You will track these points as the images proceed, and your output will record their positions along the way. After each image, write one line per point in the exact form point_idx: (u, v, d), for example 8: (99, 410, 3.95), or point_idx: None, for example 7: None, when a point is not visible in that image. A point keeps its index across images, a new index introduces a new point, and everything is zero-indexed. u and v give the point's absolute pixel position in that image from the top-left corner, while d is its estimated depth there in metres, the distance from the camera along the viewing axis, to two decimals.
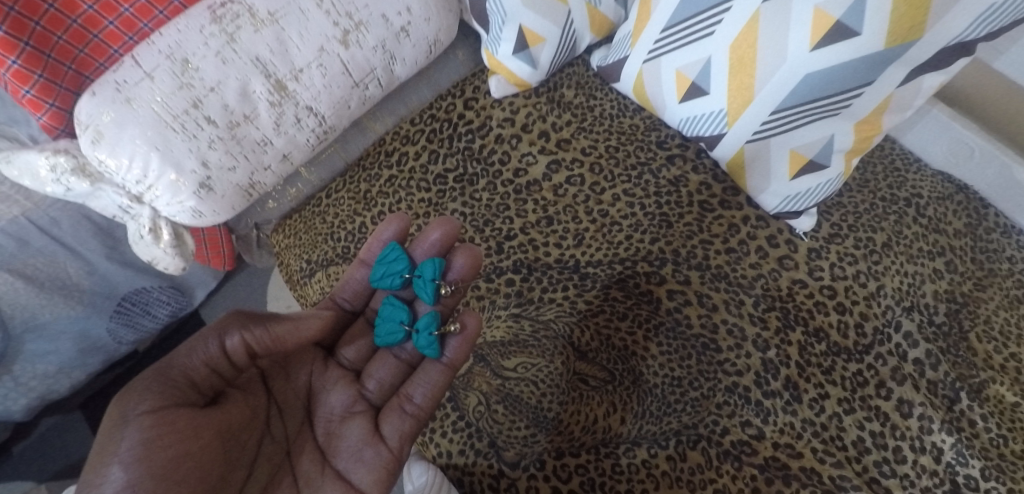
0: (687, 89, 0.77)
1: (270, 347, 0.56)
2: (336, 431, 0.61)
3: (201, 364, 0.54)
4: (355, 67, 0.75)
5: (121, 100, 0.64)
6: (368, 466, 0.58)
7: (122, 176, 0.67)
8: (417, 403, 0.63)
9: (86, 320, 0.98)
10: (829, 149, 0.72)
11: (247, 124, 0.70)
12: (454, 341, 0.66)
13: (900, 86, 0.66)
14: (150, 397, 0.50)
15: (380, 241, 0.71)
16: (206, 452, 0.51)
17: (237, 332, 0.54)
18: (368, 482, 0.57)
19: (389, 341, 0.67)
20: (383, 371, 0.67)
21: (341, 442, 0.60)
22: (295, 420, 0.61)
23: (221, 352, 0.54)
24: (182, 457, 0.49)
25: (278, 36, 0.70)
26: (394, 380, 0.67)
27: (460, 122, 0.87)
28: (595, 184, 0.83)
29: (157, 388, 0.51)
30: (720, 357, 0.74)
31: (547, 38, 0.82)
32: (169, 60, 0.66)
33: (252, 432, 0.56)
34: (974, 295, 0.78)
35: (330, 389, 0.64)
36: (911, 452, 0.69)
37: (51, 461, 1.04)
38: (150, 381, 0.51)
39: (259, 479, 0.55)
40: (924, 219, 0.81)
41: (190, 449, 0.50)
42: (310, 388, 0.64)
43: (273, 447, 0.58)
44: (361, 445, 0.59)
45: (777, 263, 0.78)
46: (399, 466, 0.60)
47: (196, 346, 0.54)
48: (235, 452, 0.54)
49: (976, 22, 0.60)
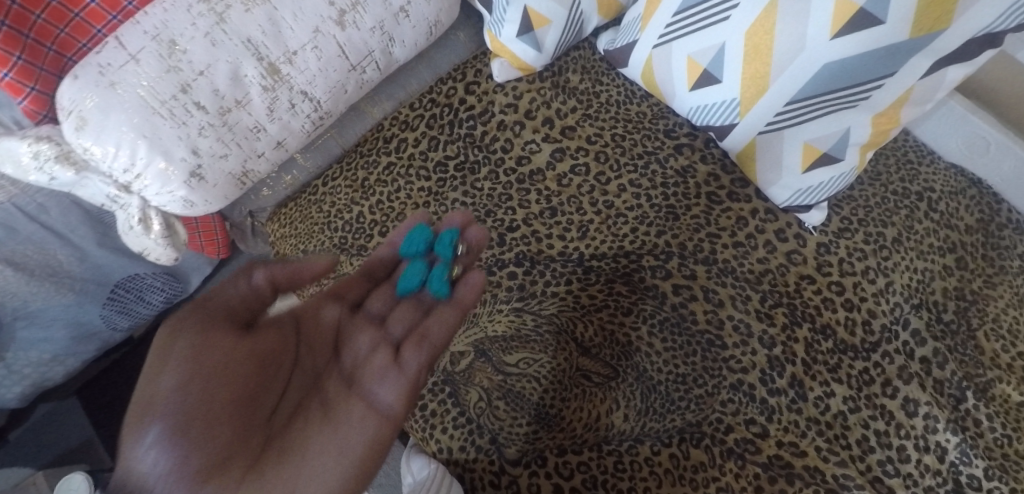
0: (698, 77, 0.74)
1: (291, 285, 0.54)
2: (362, 360, 0.55)
3: (237, 296, 0.52)
4: (351, 49, 0.71)
5: (105, 84, 0.61)
6: (390, 386, 0.52)
7: (109, 164, 0.63)
8: (430, 334, 0.57)
9: (78, 307, 0.95)
10: (845, 142, 0.69)
11: (239, 109, 0.67)
12: (462, 286, 0.62)
13: (922, 79, 0.63)
14: (188, 321, 0.48)
15: (408, 222, 0.68)
16: (240, 375, 0.48)
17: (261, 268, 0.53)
18: (389, 400, 0.51)
19: (407, 290, 0.62)
20: (404, 314, 0.59)
21: (365, 368, 0.54)
22: (324, 353, 0.56)
23: (252, 289, 0.53)
24: (216, 376, 0.46)
25: (270, 16, 0.66)
26: (416, 319, 0.59)
27: (462, 107, 0.84)
28: (600, 174, 0.80)
29: (194, 312, 0.49)
30: (726, 354, 0.73)
31: (553, 20, 0.78)
32: (155, 41, 0.62)
33: (283, 364, 0.53)
34: (984, 293, 0.77)
35: (357, 328, 0.58)
36: (915, 451, 0.69)
37: (48, 448, 1.04)
38: (189, 308, 0.49)
39: (290, 406, 0.51)
40: (936, 214, 0.79)
41: (223, 369, 0.47)
42: (338, 325, 0.58)
43: (303, 380, 0.53)
44: (382, 368, 0.53)
45: (785, 258, 0.76)
46: (416, 389, 0.54)
47: (232, 280, 0.52)
48: (269, 380, 0.51)
49: (1006, 13, 0.57)
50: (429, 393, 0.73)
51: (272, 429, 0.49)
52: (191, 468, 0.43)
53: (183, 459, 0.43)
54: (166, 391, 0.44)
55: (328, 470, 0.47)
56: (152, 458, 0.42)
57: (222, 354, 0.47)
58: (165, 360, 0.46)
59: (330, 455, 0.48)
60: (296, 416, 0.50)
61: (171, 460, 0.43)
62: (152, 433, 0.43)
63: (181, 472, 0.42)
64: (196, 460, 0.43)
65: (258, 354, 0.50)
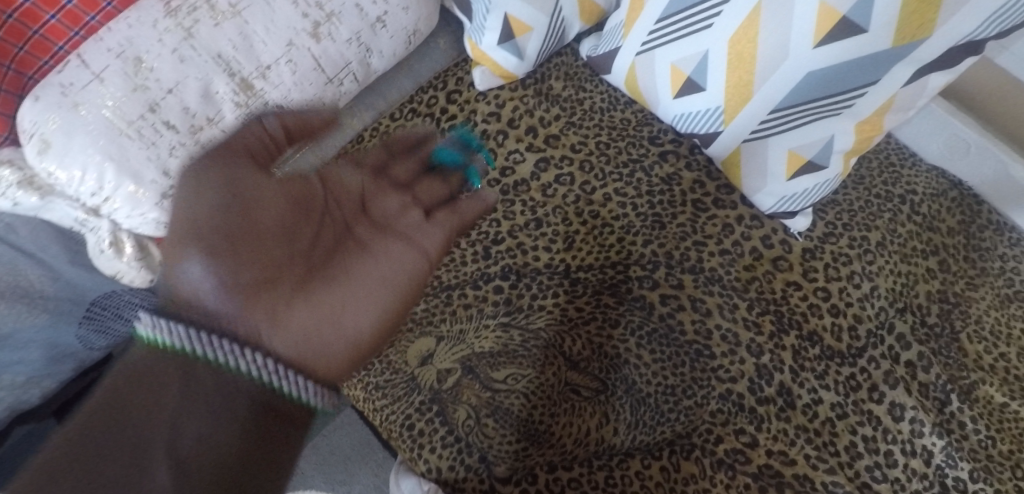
0: (682, 84, 0.73)
1: (300, 135, 0.56)
2: (391, 216, 0.61)
3: (252, 138, 0.53)
4: (327, 62, 0.69)
5: (68, 105, 0.58)
6: (418, 244, 0.60)
7: (75, 189, 0.60)
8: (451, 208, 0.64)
9: (52, 328, 0.78)
10: (829, 149, 0.69)
11: (212, 127, 0.64)
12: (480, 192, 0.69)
13: (905, 85, 0.63)
14: (216, 169, 0.51)
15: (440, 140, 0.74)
16: (277, 221, 0.53)
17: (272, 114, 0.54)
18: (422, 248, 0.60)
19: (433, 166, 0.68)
20: (425, 188, 0.65)
21: (395, 224, 0.61)
22: (351, 209, 0.61)
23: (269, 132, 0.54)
24: (253, 224, 0.51)
25: (240, 30, 0.64)
26: (441, 197, 0.65)
27: (444, 117, 0.82)
28: (585, 183, 0.80)
29: (219, 161, 0.51)
30: (714, 363, 0.72)
31: (534, 28, 0.76)
32: (120, 59, 0.59)
33: (312, 214, 0.57)
34: (966, 295, 0.78)
35: (382, 193, 0.63)
36: (902, 455, 0.69)
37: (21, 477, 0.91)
38: (210, 157, 0.51)
39: (331, 247, 0.57)
40: (918, 217, 0.80)
41: (258, 217, 0.52)
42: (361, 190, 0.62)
43: (336, 227, 0.59)
44: (411, 223, 0.61)
45: (771, 265, 0.76)
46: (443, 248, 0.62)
47: (246, 124, 0.53)
48: (306, 228, 0.56)
49: (988, 21, 0.57)
50: (417, 413, 0.71)
51: (312, 262, 0.55)
52: (240, 281, 0.49)
53: (226, 277, 0.49)
54: (203, 215, 0.49)
55: (370, 295, 0.56)
56: (196, 270, 0.48)
57: (253, 191, 0.52)
58: (200, 196, 0.49)
59: (369, 283, 0.56)
60: (336, 254, 0.57)
61: (216, 282, 0.48)
62: (195, 247, 0.48)
63: (228, 287, 0.48)
64: (241, 275, 0.50)
65: (296, 195, 0.56)
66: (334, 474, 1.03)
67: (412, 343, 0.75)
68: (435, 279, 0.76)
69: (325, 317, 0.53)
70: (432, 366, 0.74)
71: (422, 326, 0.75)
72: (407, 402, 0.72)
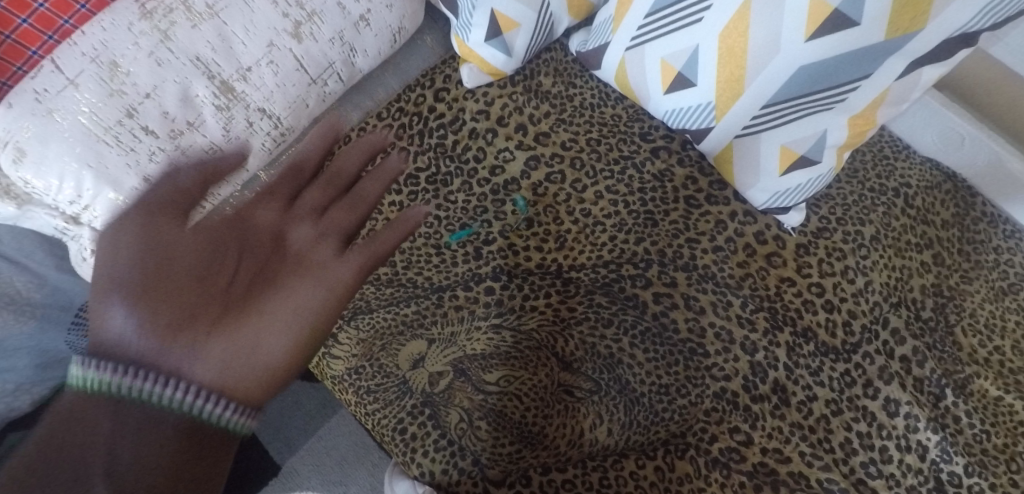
0: (672, 80, 0.71)
1: (220, 179, 0.52)
2: (316, 240, 0.51)
3: (174, 189, 0.49)
4: (310, 62, 0.68)
5: (43, 112, 0.57)
6: (345, 261, 0.50)
7: (53, 197, 0.60)
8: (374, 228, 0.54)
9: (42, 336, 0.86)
10: (821, 144, 0.68)
11: (193, 132, 0.63)
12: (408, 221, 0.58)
13: (898, 79, 0.62)
14: (130, 220, 0.46)
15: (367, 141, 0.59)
16: (188, 258, 0.46)
17: (190, 166, 0.51)
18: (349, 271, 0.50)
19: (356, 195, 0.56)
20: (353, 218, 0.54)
21: (318, 249, 0.51)
22: (268, 235, 0.50)
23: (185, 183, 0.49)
24: (164, 267, 0.45)
25: (219, 31, 0.62)
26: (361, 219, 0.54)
27: (432, 116, 0.80)
28: (576, 181, 0.78)
29: (137, 212, 0.46)
30: (708, 362, 0.72)
31: (522, 23, 0.75)
32: (95, 64, 0.58)
33: (228, 250, 0.48)
34: (960, 288, 0.78)
35: (300, 221, 0.52)
36: (897, 451, 0.69)
37: None
38: (124, 212, 0.47)
39: (250, 279, 0.48)
40: (912, 210, 0.79)
41: (170, 255, 0.45)
42: (281, 215, 0.52)
43: (254, 258, 0.49)
44: (339, 246, 0.52)
45: (765, 261, 0.75)
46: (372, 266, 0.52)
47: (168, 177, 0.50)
48: (220, 263, 0.47)
49: (982, 13, 0.56)
50: (409, 416, 0.71)
51: (228, 301, 0.46)
52: (156, 323, 0.43)
53: (144, 323, 0.43)
54: (121, 267, 0.44)
55: (288, 328, 0.47)
56: (116, 320, 0.43)
57: (173, 236, 0.46)
58: (115, 250, 0.45)
59: (286, 315, 0.47)
60: (255, 289, 0.47)
61: (134, 326, 0.43)
62: (117, 298, 0.43)
63: (145, 334, 0.43)
64: (160, 318, 0.43)
65: (206, 227, 0.49)
66: (330, 477, 0.99)
67: (403, 346, 0.74)
68: (427, 281, 0.76)
69: (241, 354, 0.45)
70: (424, 369, 0.73)
71: (413, 329, 0.75)
72: (399, 406, 0.72)
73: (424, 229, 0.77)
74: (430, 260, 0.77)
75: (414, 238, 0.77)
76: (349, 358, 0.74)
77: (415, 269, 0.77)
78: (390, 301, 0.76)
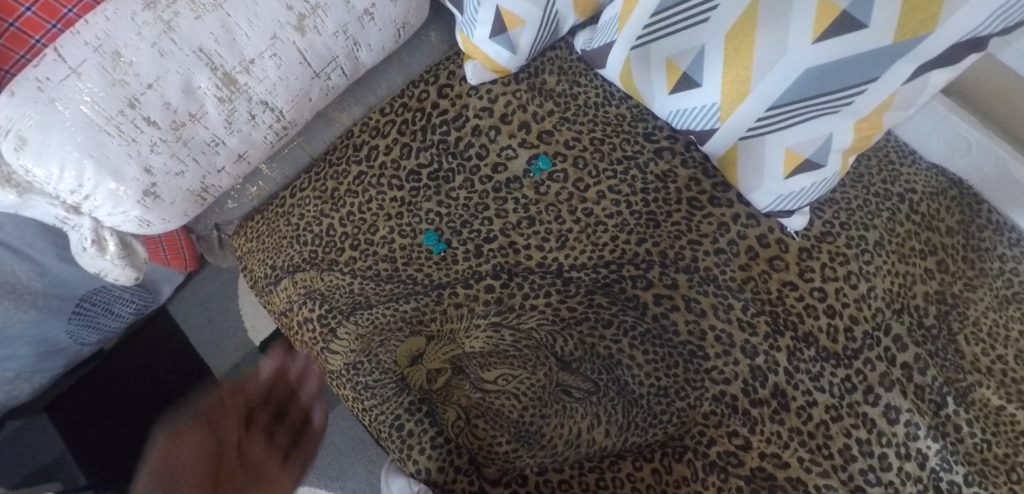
0: (678, 80, 0.71)
1: (219, 409, 0.78)
2: (245, 443, 0.75)
3: (191, 451, 0.73)
4: (314, 55, 0.68)
5: (44, 100, 0.57)
6: (285, 472, 0.75)
7: (54, 186, 0.60)
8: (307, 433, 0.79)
9: (43, 324, 0.92)
10: (827, 147, 0.67)
11: (194, 123, 0.63)
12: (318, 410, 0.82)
13: (906, 83, 0.61)
14: (184, 448, 0.74)
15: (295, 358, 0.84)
16: (200, 477, 0.71)
17: (185, 430, 0.76)
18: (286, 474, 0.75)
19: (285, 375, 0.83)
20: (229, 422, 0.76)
21: (251, 449, 0.75)
22: (235, 429, 0.76)
23: (215, 433, 0.75)
24: (189, 469, 0.72)
25: (223, 23, 0.61)
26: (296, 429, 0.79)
27: (435, 112, 0.80)
28: (578, 180, 0.78)
29: (184, 444, 0.74)
30: (708, 365, 0.71)
31: (527, 21, 0.74)
32: (98, 54, 0.57)
33: (228, 451, 0.74)
34: (964, 296, 0.77)
35: (252, 443, 0.75)
36: (896, 459, 0.68)
37: (24, 462, 1.10)
38: (160, 454, 0.75)
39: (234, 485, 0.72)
40: (917, 216, 0.79)
41: (201, 469, 0.72)
42: (236, 438, 0.75)
43: (233, 462, 0.74)
44: (266, 451, 0.75)
45: (767, 264, 0.75)
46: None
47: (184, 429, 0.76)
48: (224, 473, 0.72)
49: (993, 16, 0.55)
50: (406, 413, 0.70)
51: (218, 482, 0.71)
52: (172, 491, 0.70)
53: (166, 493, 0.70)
54: (182, 461, 0.73)
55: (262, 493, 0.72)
56: None
57: (235, 432, 0.76)
58: (165, 469, 0.73)
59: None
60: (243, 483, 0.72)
61: None
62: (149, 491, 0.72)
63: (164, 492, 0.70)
64: None
65: (209, 460, 0.73)
66: (327, 471, 1.08)
67: (402, 343, 0.73)
68: (427, 277, 0.76)
69: None
70: (422, 366, 0.73)
71: (412, 325, 0.74)
72: (396, 402, 0.71)
73: (425, 225, 0.78)
74: (430, 257, 0.77)
75: (414, 235, 0.78)
76: (348, 353, 0.75)
77: (415, 266, 0.76)
78: (389, 297, 0.75)
